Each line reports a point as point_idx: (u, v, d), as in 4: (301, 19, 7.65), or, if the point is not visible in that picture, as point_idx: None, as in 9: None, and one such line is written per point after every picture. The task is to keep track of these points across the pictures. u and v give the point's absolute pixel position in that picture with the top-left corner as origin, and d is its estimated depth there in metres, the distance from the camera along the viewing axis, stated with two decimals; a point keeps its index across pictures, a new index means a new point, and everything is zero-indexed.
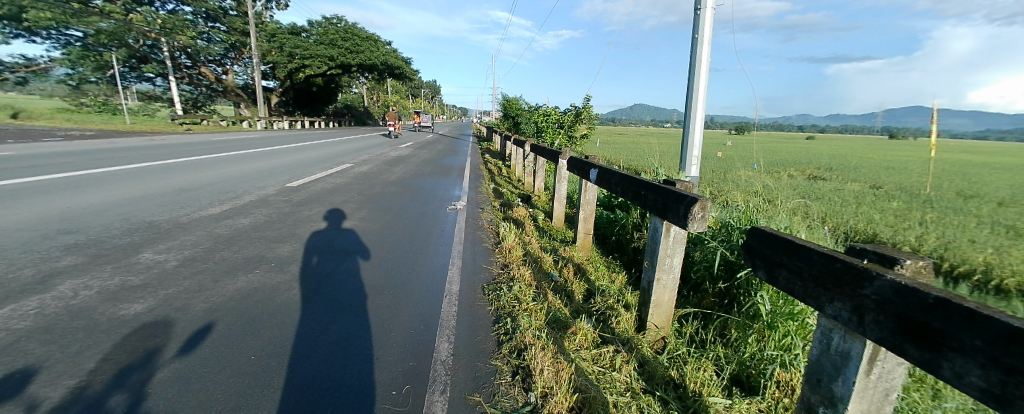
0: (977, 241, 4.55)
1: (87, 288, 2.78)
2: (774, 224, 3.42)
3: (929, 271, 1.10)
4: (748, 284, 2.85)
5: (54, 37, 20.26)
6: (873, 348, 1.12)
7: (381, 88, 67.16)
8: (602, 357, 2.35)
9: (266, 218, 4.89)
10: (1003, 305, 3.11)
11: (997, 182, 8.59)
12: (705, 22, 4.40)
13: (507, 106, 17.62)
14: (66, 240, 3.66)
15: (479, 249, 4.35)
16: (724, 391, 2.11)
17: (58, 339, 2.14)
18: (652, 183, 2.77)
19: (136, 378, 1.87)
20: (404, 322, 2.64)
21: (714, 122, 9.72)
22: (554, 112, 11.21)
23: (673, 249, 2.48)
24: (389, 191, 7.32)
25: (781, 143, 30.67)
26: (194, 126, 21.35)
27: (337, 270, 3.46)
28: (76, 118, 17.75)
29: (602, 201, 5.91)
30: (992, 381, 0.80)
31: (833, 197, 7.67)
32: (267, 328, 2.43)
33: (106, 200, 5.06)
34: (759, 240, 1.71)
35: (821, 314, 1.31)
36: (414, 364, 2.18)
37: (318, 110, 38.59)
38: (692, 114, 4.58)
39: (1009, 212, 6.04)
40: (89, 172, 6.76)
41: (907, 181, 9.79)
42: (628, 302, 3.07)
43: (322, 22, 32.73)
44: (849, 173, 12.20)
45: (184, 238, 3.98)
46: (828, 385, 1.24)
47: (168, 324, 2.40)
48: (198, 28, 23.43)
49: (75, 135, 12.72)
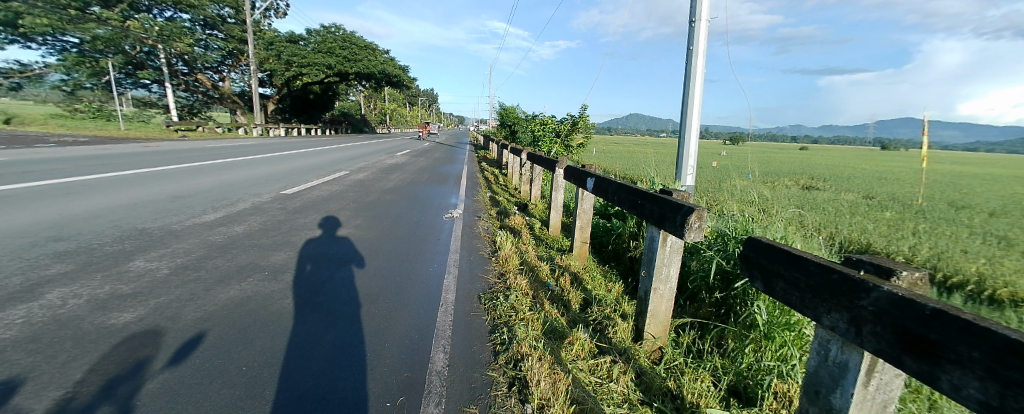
0: (970, 251, 4.60)
1: (76, 296, 2.73)
2: (770, 234, 3.44)
3: (925, 282, 1.11)
4: (745, 294, 2.86)
5: (50, 43, 20.27)
6: (871, 360, 1.12)
7: (378, 97, 67.42)
8: (600, 368, 2.32)
9: (261, 226, 4.85)
10: (997, 315, 3.13)
11: (986, 192, 8.75)
12: (700, 34, 4.47)
13: (504, 115, 17.75)
14: (55, 247, 3.60)
15: (476, 257, 4.33)
16: (722, 402, 2.09)
17: (45, 349, 2.09)
18: (649, 193, 2.77)
19: (124, 390, 1.83)
20: (400, 331, 2.61)
21: (708, 132, 9.85)
22: (551, 121, 11.29)
23: (670, 258, 2.48)
24: (385, 199, 7.30)
25: (775, 153, 30.96)
26: (190, 133, 21.29)
27: (331, 278, 3.43)
28: (69, 124, 17.65)
29: (598, 210, 5.94)
30: (990, 394, 0.80)
31: (828, 207, 7.75)
32: (259, 338, 2.39)
33: (97, 207, 5.00)
34: (756, 250, 1.71)
35: (819, 324, 1.30)
36: (409, 375, 2.15)
37: (316, 118, 38.67)
38: (688, 123, 4.63)
39: (1000, 222, 6.12)
40: (82, 178, 6.69)
41: (900, 192, 9.90)
42: (625, 311, 3.06)
43: (320, 31, 32.97)
44: (842, 183, 12.33)
45: (176, 245, 3.93)
46: (826, 396, 1.23)
47: (159, 333, 2.36)
48: (196, 35, 23.55)
49: (68, 141, 12.62)
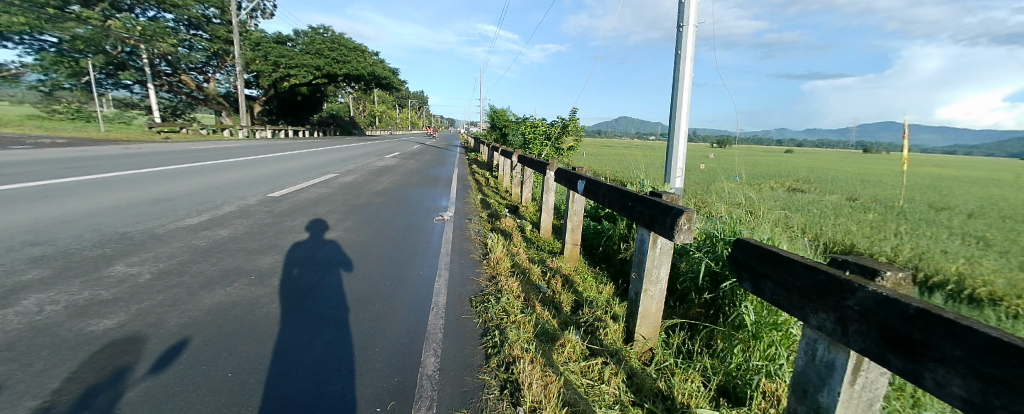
0: (950, 251, 4.74)
1: (53, 302, 2.63)
2: (757, 235, 3.50)
3: (908, 282, 1.13)
4: (733, 295, 2.90)
5: (27, 42, 19.63)
6: (856, 359, 1.14)
7: (367, 98, 66.55)
8: (591, 370, 2.33)
9: (247, 229, 4.76)
10: (976, 314, 3.23)
11: (964, 194, 9.01)
12: (688, 39, 4.54)
13: (494, 117, 17.74)
14: (31, 252, 3.48)
15: (466, 260, 4.31)
16: (712, 402, 2.11)
17: (20, 357, 2.02)
18: (639, 195, 2.78)
19: (104, 399, 1.77)
20: (390, 335, 2.59)
21: (697, 135, 9.99)
22: (541, 124, 11.34)
23: (660, 260, 2.50)
24: (375, 201, 7.22)
25: (761, 157, 31.54)
26: (173, 134, 20.79)
27: (318, 283, 3.37)
28: (47, 126, 17.10)
29: (589, 212, 5.98)
30: (972, 391, 0.83)
31: (813, 209, 7.94)
32: (245, 343, 2.34)
33: (76, 211, 4.85)
34: (746, 251, 1.72)
35: (807, 324, 1.33)
36: (400, 379, 2.13)
37: (304, 119, 38.19)
38: (678, 126, 4.68)
39: (978, 223, 6.30)
40: (62, 181, 6.51)
41: (882, 194, 10.17)
42: (617, 313, 3.08)
43: (308, 32, 32.57)
44: (826, 185, 12.63)
45: (159, 250, 3.82)
46: (814, 395, 1.25)
47: (140, 340, 2.29)
48: (180, 35, 23.06)
49: (45, 143, 12.20)
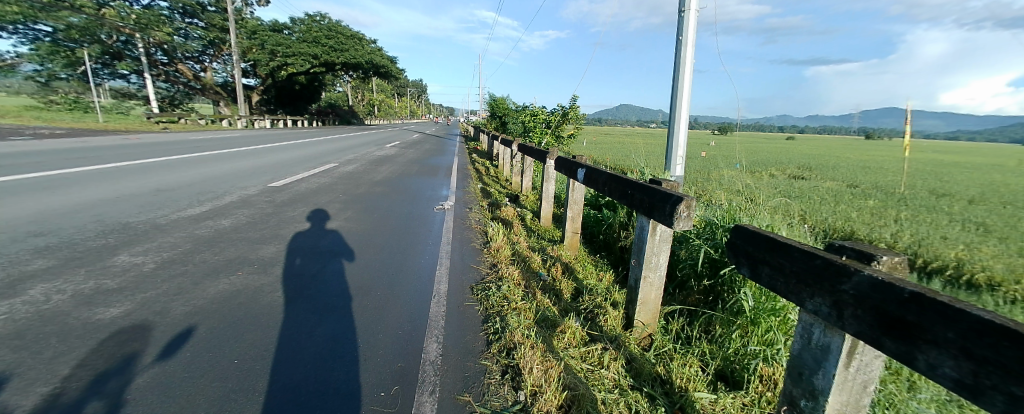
0: (949, 237, 4.76)
1: (60, 292, 2.67)
2: (756, 222, 3.52)
3: (904, 266, 1.15)
4: (731, 281, 2.93)
5: (22, 31, 19.40)
6: (851, 342, 1.16)
7: (365, 87, 65.67)
8: (591, 355, 2.37)
9: (249, 219, 4.79)
10: (973, 298, 3.27)
11: (966, 180, 8.98)
12: (688, 25, 4.48)
13: (495, 106, 17.59)
14: (36, 242, 3.51)
15: (466, 249, 4.33)
16: (710, 386, 2.15)
17: (30, 345, 2.06)
18: (639, 183, 2.77)
19: (114, 384, 1.81)
20: (393, 323, 2.63)
21: (698, 122, 9.95)
22: (541, 112, 11.21)
23: (659, 248, 2.52)
24: (376, 191, 7.22)
25: (763, 144, 31.52)
26: (172, 125, 20.64)
27: (321, 271, 3.41)
28: (45, 117, 17.04)
29: (589, 200, 5.99)
30: (964, 372, 0.85)
31: (813, 196, 7.95)
32: (252, 331, 2.38)
33: (79, 201, 4.89)
34: (743, 238, 1.74)
35: (803, 309, 1.35)
36: (403, 365, 2.16)
37: (302, 109, 37.98)
38: (678, 114, 4.65)
39: (980, 209, 6.31)
40: (64, 171, 6.53)
41: (883, 181, 10.15)
42: (616, 300, 3.11)
43: (305, 19, 32.05)
44: (827, 172, 12.63)
45: (162, 239, 3.85)
46: (809, 378, 1.28)
47: (147, 328, 2.32)
48: (175, 24, 22.73)
49: (43, 134, 12.12)
